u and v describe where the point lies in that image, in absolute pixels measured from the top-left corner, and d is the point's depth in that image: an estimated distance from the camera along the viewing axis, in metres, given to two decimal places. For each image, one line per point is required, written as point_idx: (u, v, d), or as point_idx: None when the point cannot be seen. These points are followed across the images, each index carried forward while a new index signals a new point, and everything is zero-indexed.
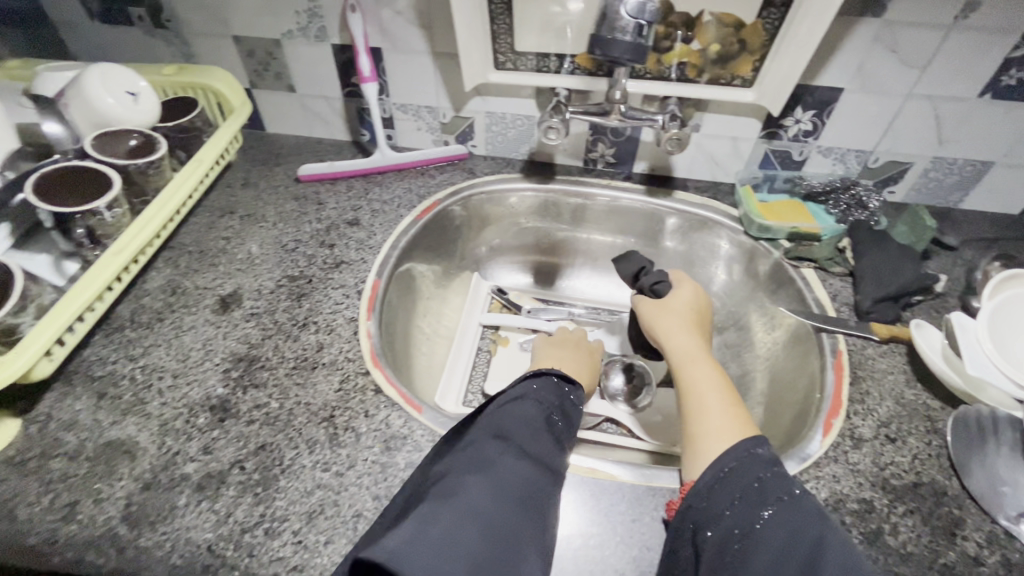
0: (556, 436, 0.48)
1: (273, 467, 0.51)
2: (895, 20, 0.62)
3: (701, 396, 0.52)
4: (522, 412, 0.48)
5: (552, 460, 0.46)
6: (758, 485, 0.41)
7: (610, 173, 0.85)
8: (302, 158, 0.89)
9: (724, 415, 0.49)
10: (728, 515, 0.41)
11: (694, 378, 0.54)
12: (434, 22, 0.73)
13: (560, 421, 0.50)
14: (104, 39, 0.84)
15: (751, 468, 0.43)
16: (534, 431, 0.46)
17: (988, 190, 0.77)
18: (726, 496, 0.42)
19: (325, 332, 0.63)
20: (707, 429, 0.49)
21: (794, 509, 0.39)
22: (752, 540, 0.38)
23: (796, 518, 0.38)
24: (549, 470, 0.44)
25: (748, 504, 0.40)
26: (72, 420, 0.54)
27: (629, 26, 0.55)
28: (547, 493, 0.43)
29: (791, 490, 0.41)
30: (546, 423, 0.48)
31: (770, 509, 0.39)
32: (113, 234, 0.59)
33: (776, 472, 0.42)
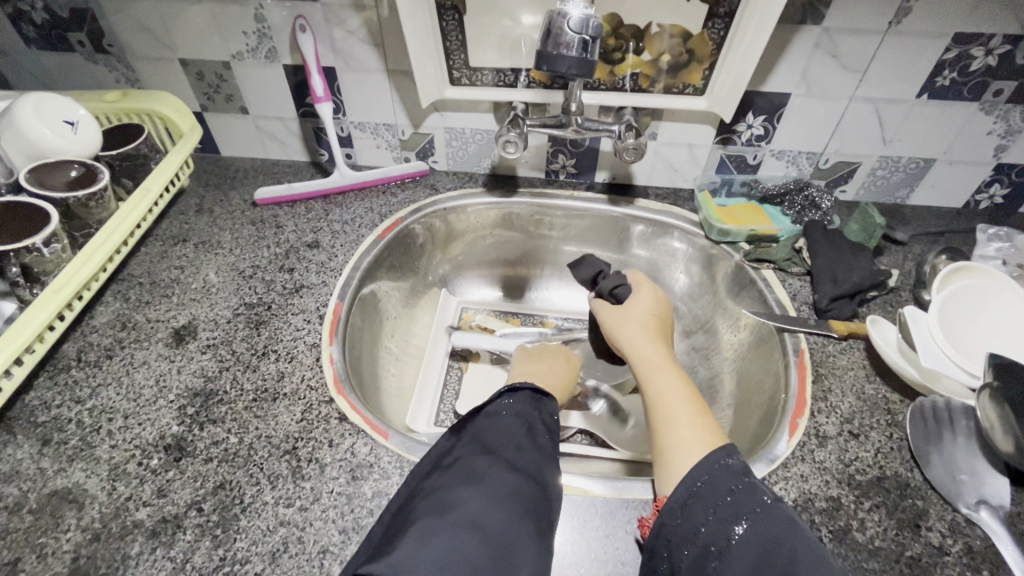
0: (537, 447, 0.46)
1: (232, 506, 0.49)
2: (833, 27, 0.65)
3: (668, 406, 0.52)
4: (497, 430, 0.47)
5: (534, 472, 0.44)
6: (730, 499, 0.41)
7: (573, 184, 0.86)
8: (258, 181, 0.87)
9: (690, 425, 0.49)
10: (702, 531, 0.41)
11: (660, 387, 0.54)
12: (386, 39, 0.72)
13: (543, 432, 0.48)
14: (43, 65, 0.81)
15: (722, 481, 0.42)
16: (512, 444, 0.45)
17: (933, 186, 0.80)
18: (699, 511, 0.42)
19: (285, 360, 0.61)
20: (675, 440, 0.48)
21: (766, 521, 0.39)
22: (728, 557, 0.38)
23: (769, 530, 0.39)
24: (532, 483, 0.43)
25: (720, 519, 0.40)
26: (13, 471, 0.51)
27: (573, 42, 0.56)
28: (534, 509, 0.41)
29: (761, 500, 0.41)
30: (524, 433, 0.47)
31: (743, 523, 0.39)
32: (53, 271, 0.56)
33: (746, 484, 0.42)
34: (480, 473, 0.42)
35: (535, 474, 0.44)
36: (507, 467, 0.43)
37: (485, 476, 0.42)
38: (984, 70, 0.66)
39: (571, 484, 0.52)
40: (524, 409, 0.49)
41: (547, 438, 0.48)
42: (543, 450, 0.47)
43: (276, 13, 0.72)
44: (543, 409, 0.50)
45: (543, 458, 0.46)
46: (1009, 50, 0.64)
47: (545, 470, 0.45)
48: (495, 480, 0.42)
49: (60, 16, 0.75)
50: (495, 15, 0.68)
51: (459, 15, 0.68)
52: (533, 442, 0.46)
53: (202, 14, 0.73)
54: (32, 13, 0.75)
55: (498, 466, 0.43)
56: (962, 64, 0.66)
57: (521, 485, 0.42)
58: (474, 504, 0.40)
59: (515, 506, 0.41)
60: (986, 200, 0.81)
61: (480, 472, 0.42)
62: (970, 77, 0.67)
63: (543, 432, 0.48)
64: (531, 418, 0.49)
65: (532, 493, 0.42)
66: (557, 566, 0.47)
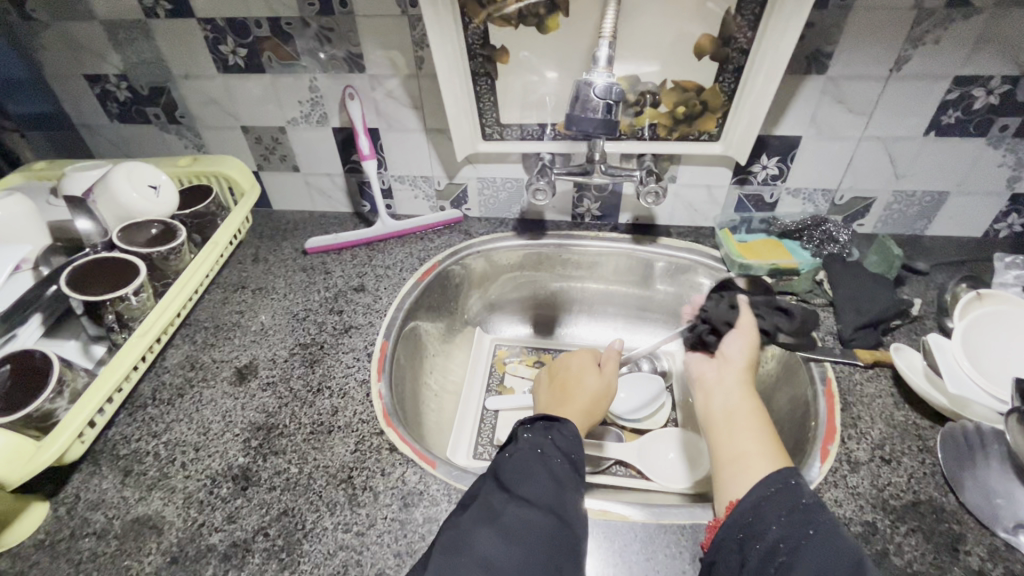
0: (554, 477, 0.48)
1: (296, 531, 0.52)
2: (837, 76, 0.70)
3: (743, 421, 0.53)
4: (514, 464, 0.49)
5: (555, 504, 0.46)
6: (802, 506, 0.43)
7: (598, 226, 0.91)
8: (308, 231, 0.95)
9: (763, 441, 0.51)
10: (773, 530, 0.43)
11: (733, 403, 0.55)
12: (425, 102, 0.80)
13: (559, 459, 0.50)
14: (123, 136, 0.92)
15: (797, 491, 0.45)
16: (527, 474, 0.48)
17: (950, 217, 0.83)
18: (773, 511, 0.44)
19: (338, 396, 0.65)
20: (748, 454, 0.50)
21: (832, 532, 0.42)
22: (798, 556, 0.40)
23: (835, 541, 0.41)
24: (552, 515, 0.45)
25: (793, 523, 0.43)
26: (100, 499, 0.56)
27: (599, 106, 0.62)
28: (556, 542, 0.44)
29: (828, 514, 0.43)
30: (538, 462, 0.49)
31: (812, 531, 0.42)
32: (139, 317, 0.63)
33: (817, 496, 0.44)
34: (498, 508, 0.45)
35: (555, 504, 0.46)
36: (524, 501, 0.46)
37: (503, 512, 0.45)
38: (987, 108, 0.70)
39: (610, 510, 0.55)
40: (538, 440, 0.51)
41: (563, 464, 0.49)
42: (560, 479, 0.48)
43: (329, 84, 0.81)
44: (556, 437, 0.52)
45: (559, 485, 0.48)
46: (1009, 89, 0.68)
47: (566, 499, 0.47)
48: (510, 515, 0.44)
49: (141, 94, 0.85)
50: (524, 76, 0.75)
51: (491, 79, 0.76)
52: (549, 473, 0.48)
53: (263, 87, 0.82)
54: (118, 93, 0.85)
55: (514, 501, 0.45)
56: (965, 103, 0.70)
57: (541, 518, 0.45)
58: (499, 540, 0.43)
59: (536, 541, 0.43)
60: (1005, 228, 0.83)
61: (496, 508, 0.45)
62: (974, 115, 0.71)
63: (558, 460, 0.50)
64: (546, 447, 0.50)
65: (554, 527, 0.45)
66: None
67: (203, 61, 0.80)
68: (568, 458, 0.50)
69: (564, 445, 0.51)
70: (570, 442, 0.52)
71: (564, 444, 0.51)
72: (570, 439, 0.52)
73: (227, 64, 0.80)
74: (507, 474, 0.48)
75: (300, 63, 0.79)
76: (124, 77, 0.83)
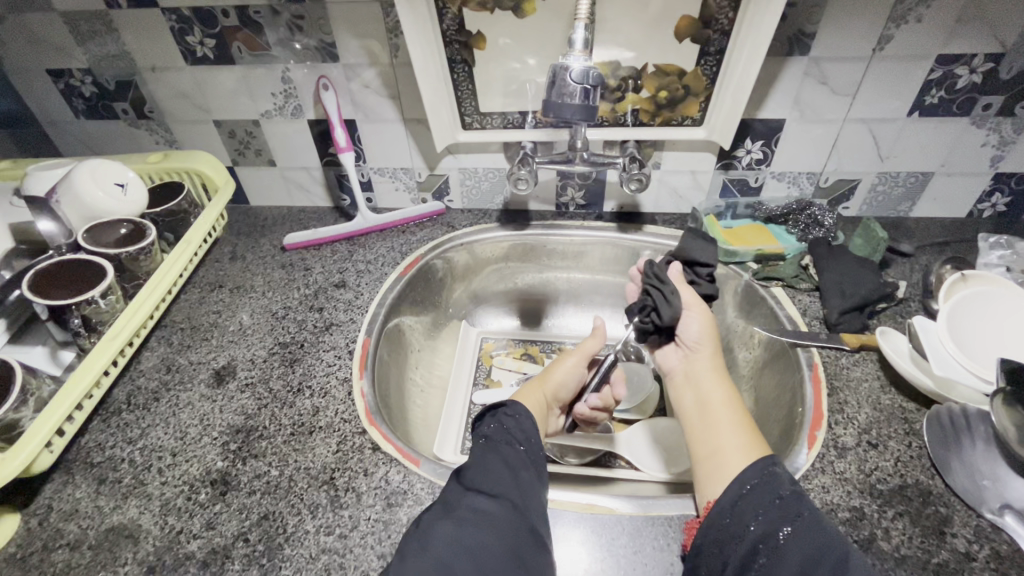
0: (506, 463, 0.48)
1: (276, 536, 0.51)
2: (820, 57, 0.69)
3: (721, 412, 0.54)
4: (468, 462, 0.48)
5: (509, 490, 0.45)
6: (780, 501, 0.43)
7: (582, 215, 0.90)
8: (286, 227, 0.92)
9: (740, 431, 0.51)
10: (752, 531, 0.42)
11: (708, 396, 0.57)
12: (402, 92, 0.78)
13: (511, 446, 0.50)
14: (90, 133, 0.88)
15: (774, 485, 0.44)
16: (481, 466, 0.47)
17: (935, 197, 0.83)
18: (751, 510, 0.43)
19: (319, 396, 0.64)
20: (730, 445, 0.50)
21: (814, 527, 0.41)
22: (780, 556, 0.40)
23: (818, 535, 0.40)
24: (508, 502, 0.44)
25: (770, 520, 0.42)
26: (73, 509, 0.54)
27: (577, 91, 0.60)
28: (513, 527, 0.43)
29: (808, 507, 0.42)
30: (491, 453, 0.48)
31: (793, 526, 0.41)
32: (108, 320, 0.61)
33: (762, 490, 0.44)
34: (454, 502, 0.44)
35: (510, 491, 0.45)
36: (478, 491, 0.45)
37: (458, 505, 0.44)
38: (971, 87, 0.69)
39: (598, 504, 0.54)
40: (491, 432, 0.51)
41: (516, 451, 0.49)
42: (513, 465, 0.48)
43: (301, 74, 0.78)
44: (506, 423, 0.52)
45: (515, 471, 0.47)
46: (992, 67, 0.67)
47: (524, 486, 0.46)
48: (465, 505, 0.43)
49: (107, 89, 0.82)
50: (502, 63, 0.73)
51: (468, 66, 0.74)
52: (501, 459, 0.48)
53: (234, 79, 0.79)
54: (83, 87, 0.82)
55: (469, 492, 0.44)
56: (948, 83, 0.69)
57: (495, 506, 0.43)
58: (457, 529, 0.41)
59: (493, 528, 0.42)
60: (989, 208, 0.83)
61: (454, 501, 0.44)
62: (957, 94, 0.70)
63: (511, 448, 0.49)
64: (498, 439, 0.50)
65: (510, 513, 0.43)
66: None
67: (170, 53, 0.77)
68: (523, 445, 0.50)
69: (517, 433, 0.51)
70: (522, 426, 0.52)
71: (515, 432, 0.51)
72: (524, 421, 0.52)
73: (195, 55, 0.77)
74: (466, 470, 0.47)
75: (272, 53, 0.76)
76: (88, 71, 0.80)
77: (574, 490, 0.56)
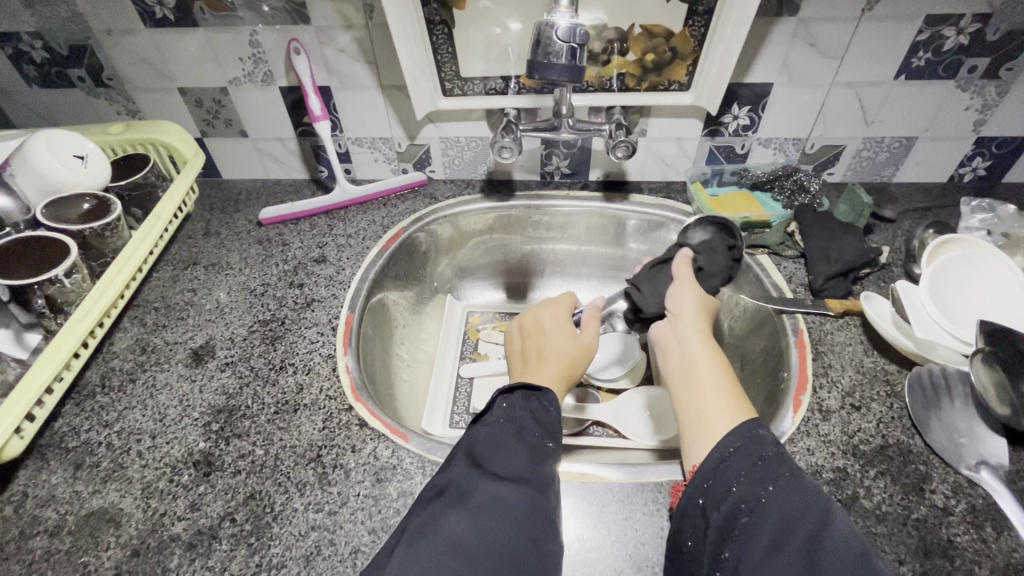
0: (527, 447, 0.46)
1: (264, 515, 0.51)
2: (809, 18, 0.67)
3: (707, 377, 0.52)
4: (482, 440, 0.46)
5: (529, 476, 0.44)
6: (762, 463, 0.42)
7: (567, 184, 0.88)
8: (261, 201, 0.89)
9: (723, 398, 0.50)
10: (733, 491, 0.41)
11: (690, 360, 0.54)
12: (379, 56, 0.74)
13: (534, 430, 0.48)
14: (46, 103, 0.83)
15: (755, 447, 0.43)
16: (502, 448, 0.46)
17: (917, 162, 0.83)
18: (733, 471, 0.42)
19: (302, 373, 0.63)
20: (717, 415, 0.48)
21: (795, 484, 0.40)
22: (759, 514, 0.39)
23: (798, 492, 0.39)
24: (527, 488, 0.43)
25: (752, 482, 0.41)
26: (50, 495, 0.52)
27: (563, 50, 0.58)
28: (529, 515, 0.42)
29: (790, 468, 0.41)
30: (516, 435, 0.47)
31: (774, 487, 0.40)
32: (74, 300, 0.58)
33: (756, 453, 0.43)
34: (469, 488, 0.43)
35: (530, 478, 0.44)
36: (496, 478, 0.43)
37: (473, 490, 0.43)
38: (957, 49, 0.69)
39: (587, 472, 0.54)
40: (511, 411, 0.49)
41: (538, 437, 0.48)
42: (535, 450, 0.47)
43: (271, 38, 0.74)
44: (534, 407, 0.50)
45: (536, 458, 0.46)
46: (979, 28, 0.67)
47: (542, 472, 0.45)
48: (483, 494, 0.42)
49: (61, 54, 0.77)
50: (483, 25, 0.70)
51: (448, 28, 0.70)
52: (522, 443, 0.46)
53: (198, 43, 0.74)
54: (33, 53, 0.77)
55: (487, 480, 0.43)
56: (936, 44, 0.68)
57: (513, 493, 0.43)
58: (472, 519, 0.40)
59: (509, 514, 0.41)
60: (969, 172, 0.83)
61: (469, 486, 0.43)
62: (944, 57, 0.69)
63: (534, 432, 0.48)
64: (521, 420, 0.49)
65: (529, 500, 0.43)
66: (580, 550, 0.49)
67: (126, 14, 0.72)
68: (546, 428, 0.49)
69: (542, 416, 0.50)
70: (550, 415, 0.50)
71: (541, 417, 0.50)
72: (552, 408, 0.51)
73: (154, 17, 0.72)
74: (483, 448, 0.46)
75: (237, 16, 0.71)
76: (38, 35, 0.75)
77: (563, 460, 0.56)
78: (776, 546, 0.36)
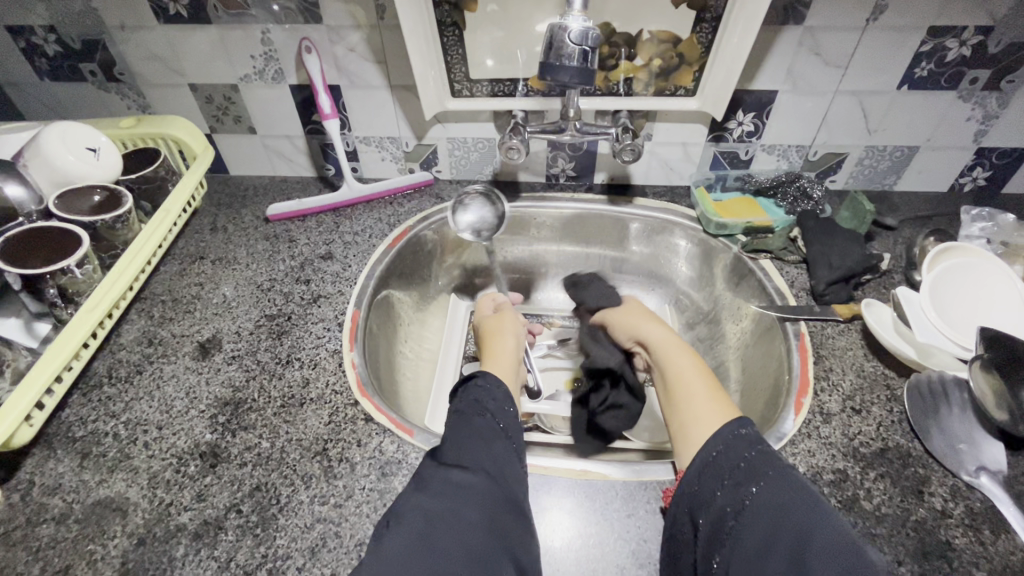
0: (478, 434, 0.47)
1: (270, 507, 0.51)
2: (814, 27, 0.68)
3: (683, 381, 0.55)
4: (441, 434, 0.48)
5: (482, 463, 0.45)
6: (744, 464, 0.44)
7: (573, 187, 0.89)
8: (269, 197, 0.89)
9: (708, 401, 0.52)
10: (720, 496, 0.43)
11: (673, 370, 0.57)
12: (389, 56, 0.75)
13: (483, 417, 0.49)
14: (56, 96, 0.84)
15: (737, 449, 0.45)
16: (454, 438, 0.47)
17: (919, 172, 0.84)
18: (716, 477, 0.44)
19: (309, 367, 0.63)
20: (695, 415, 0.51)
21: (777, 483, 0.42)
22: (746, 517, 0.40)
23: (781, 491, 0.41)
24: (485, 474, 0.44)
25: (735, 485, 0.43)
26: (57, 484, 0.53)
27: (574, 53, 0.59)
28: (491, 499, 0.42)
29: (775, 468, 0.43)
30: (467, 424, 0.48)
31: (757, 489, 0.42)
32: (85, 291, 0.59)
33: (760, 452, 0.44)
34: (428, 477, 0.44)
35: (484, 464, 0.45)
36: (452, 466, 0.44)
37: (432, 480, 0.43)
38: (960, 60, 0.70)
39: (590, 470, 0.55)
40: (462, 402, 0.51)
41: (488, 424, 0.49)
42: (486, 437, 0.48)
43: (283, 37, 0.74)
44: (478, 392, 0.52)
45: (489, 443, 0.47)
46: (982, 40, 0.68)
47: (496, 456, 0.46)
48: (438, 480, 0.43)
49: (73, 48, 0.77)
50: (492, 27, 0.71)
51: (458, 29, 0.71)
52: (471, 431, 0.48)
53: (210, 40, 0.75)
54: (46, 46, 0.77)
55: (444, 468, 0.44)
56: (938, 55, 0.69)
57: (469, 479, 0.43)
58: (430, 503, 0.41)
59: (468, 501, 0.42)
60: (970, 182, 0.84)
61: (427, 477, 0.44)
62: (946, 68, 0.71)
63: (484, 420, 0.49)
64: (472, 410, 0.50)
65: (485, 484, 0.43)
66: (584, 546, 0.49)
67: (139, 9, 0.73)
68: (493, 412, 0.50)
69: (492, 407, 0.51)
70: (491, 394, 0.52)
71: (488, 402, 0.51)
72: (504, 397, 0.52)
73: (168, 13, 0.73)
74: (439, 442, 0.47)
75: (250, 13, 0.72)
76: (51, 29, 0.75)
77: (565, 457, 0.57)
78: (764, 550, 0.38)
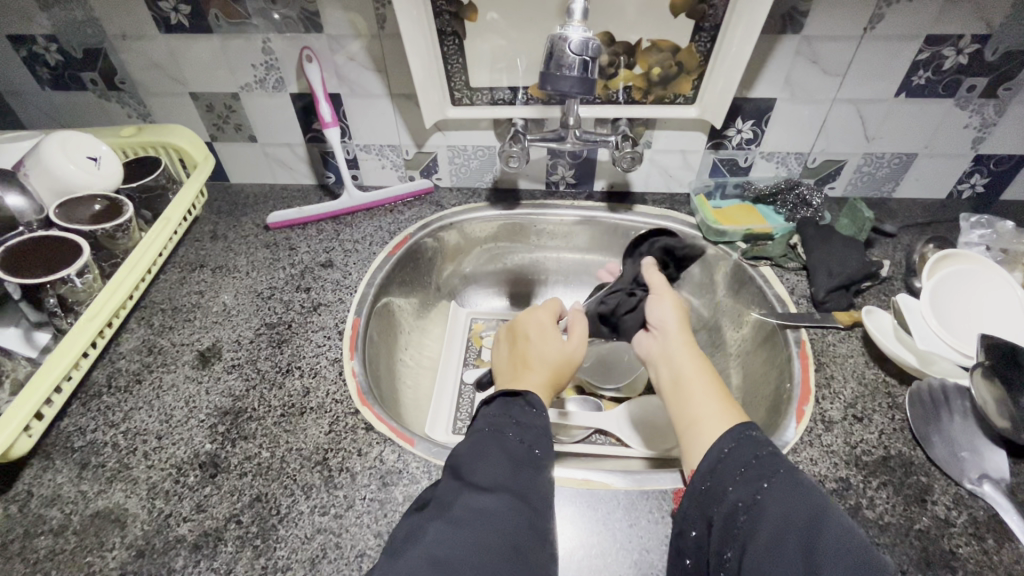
0: (507, 453, 0.47)
1: (270, 517, 0.51)
2: (812, 35, 0.69)
3: (690, 378, 0.54)
4: (465, 449, 0.47)
5: (509, 482, 0.44)
6: (755, 462, 0.43)
7: (573, 194, 0.89)
8: (268, 206, 0.89)
9: (711, 400, 0.51)
10: (732, 492, 0.42)
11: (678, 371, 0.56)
12: (389, 65, 0.76)
13: (515, 437, 0.48)
14: (57, 105, 0.84)
15: (747, 449, 0.44)
16: (488, 452, 0.46)
17: (917, 179, 0.84)
18: (728, 472, 0.43)
19: (309, 376, 0.63)
20: (702, 414, 0.50)
21: (788, 482, 0.41)
22: (757, 512, 0.40)
23: (792, 491, 0.40)
24: (509, 495, 0.43)
25: (748, 480, 0.42)
26: (55, 494, 0.52)
27: (574, 63, 0.59)
28: (513, 522, 0.42)
29: (786, 466, 0.42)
30: (497, 439, 0.48)
31: (768, 485, 0.41)
32: (85, 300, 0.59)
33: (770, 451, 0.44)
34: (450, 499, 0.43)
35: (509, 483, 0.44)
36: (476, 487, 0.44)
37: (454, 504, 0.43)
38: (957, 68, 0.70)
39: (592, 479, 0.55)
40: (493, 415, 0.50)
41: (519, 443, 0.48)
42: (514, 456, 0.47)
43: (283, 46, 0.75)
44: (516, 411, 0.51)
45: (518, 464, 0.46)
46: (978, 48, 0.68)
47: (522, 478, 0.45)
48: (462, 503, 0.42)
49: (74, 57, 0.78)
50: (492, 37, 0.71)
51: (458, 39, 0.72)
52: (503, 450, 0.47)
53: (211, 49, 0.76)
54: (47, 56, 0.77)
55: (467, 489, 0.44)
56: (936, 64, 0.70)
57: (491, 501, 0.43)
58: (449, 527, 0.40)
59: (491, 522, 0.41)
60: (968, 189, 0.85)
61: (450, 498, 0.43)
62: (944, 76, 0.71)
63: (514, 439, 0.48)
64: (502, 426, 0.49)
65: (514, 506, 0.43)
66: (586, 557, 0.49)
67: (140, 19, 0.73)
68: (527, 431, 0.49)
69: (525, 423, 0.50)
70: (531, 416, 0.51)
71: (523, 419, 0.50)
72: (534, 411, 0.51)
73: (169, 23, 0.73)
74: (466, 455, 0.46)
75: (251, 23, 0.72)
76: (53, 38, 0.76)
77: (567, 467, 0.57)
78: (771, 547, 0.38)
